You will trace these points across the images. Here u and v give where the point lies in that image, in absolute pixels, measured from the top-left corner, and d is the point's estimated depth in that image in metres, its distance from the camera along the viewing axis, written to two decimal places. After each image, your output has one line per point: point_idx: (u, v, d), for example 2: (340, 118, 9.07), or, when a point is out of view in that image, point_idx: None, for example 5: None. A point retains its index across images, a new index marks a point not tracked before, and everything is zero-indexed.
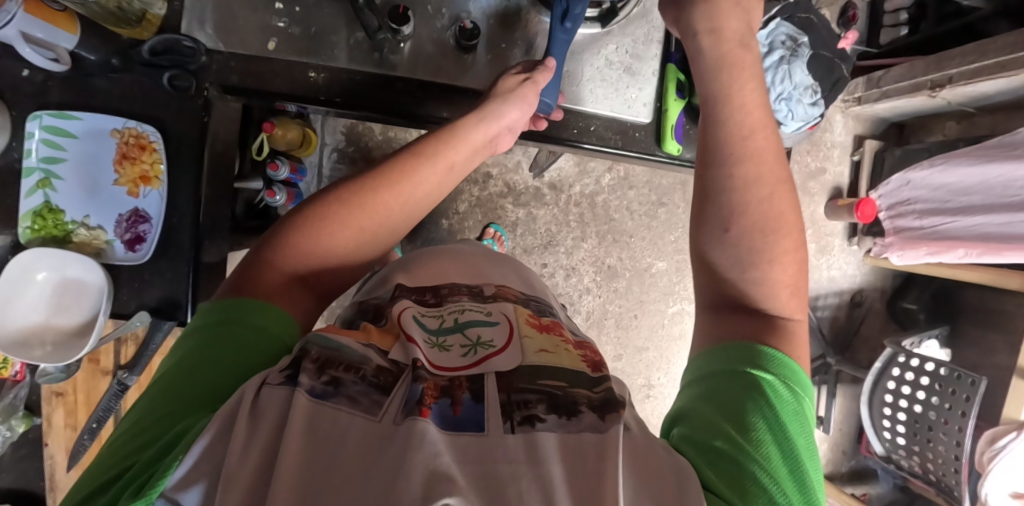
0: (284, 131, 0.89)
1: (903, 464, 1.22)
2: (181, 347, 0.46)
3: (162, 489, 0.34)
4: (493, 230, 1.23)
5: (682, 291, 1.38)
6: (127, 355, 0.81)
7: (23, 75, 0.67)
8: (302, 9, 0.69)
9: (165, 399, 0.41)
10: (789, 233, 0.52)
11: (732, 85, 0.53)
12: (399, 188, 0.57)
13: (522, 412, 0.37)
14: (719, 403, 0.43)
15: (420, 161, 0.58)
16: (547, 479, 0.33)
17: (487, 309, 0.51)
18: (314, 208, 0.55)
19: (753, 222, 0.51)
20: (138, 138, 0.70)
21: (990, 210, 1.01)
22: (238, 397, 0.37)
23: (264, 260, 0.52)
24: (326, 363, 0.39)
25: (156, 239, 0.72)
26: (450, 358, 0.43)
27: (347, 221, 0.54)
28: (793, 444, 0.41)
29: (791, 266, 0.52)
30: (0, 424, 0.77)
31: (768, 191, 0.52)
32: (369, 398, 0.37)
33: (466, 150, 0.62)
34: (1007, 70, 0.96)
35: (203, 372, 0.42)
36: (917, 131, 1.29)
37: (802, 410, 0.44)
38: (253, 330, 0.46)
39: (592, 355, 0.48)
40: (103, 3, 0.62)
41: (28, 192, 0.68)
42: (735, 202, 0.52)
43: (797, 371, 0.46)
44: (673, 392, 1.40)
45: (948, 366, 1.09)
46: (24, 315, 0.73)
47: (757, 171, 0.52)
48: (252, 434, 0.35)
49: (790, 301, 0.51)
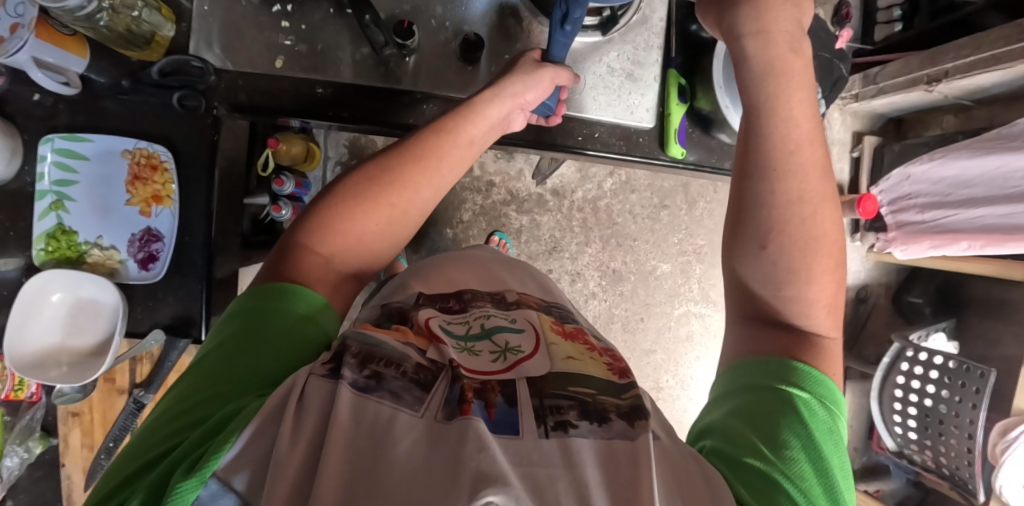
0: (289, 146, 0.90)
1: (916, 458, 1.21)
2: (225, 332, 0.47)
3: (213, 468, 0.35)
4: (497, 238, 1.20)
5: (688, 293, 1.38)
6: (143, 373, 0.81)
7: (33, 99, 0.69)
8: (308, 27, 0.70)
9: (217, 381, 0.43)
10: (829, 253, 0.50)
11: (779, 96, 0.49)
12: (425, 164, 0.59)
13: (555, 417, 0.38)
14: (753, 420, 0.44)
15: (443, 138, 0.61)
16: (583, 484, 0.34)
17: (511, 316, 0.53)
18: (346, 190, 0.57)
19: (793, 241, 0.50)
20: (149, 158, 0.71)
21: (992, 202, 1.02)
22: (290, 386, 0.38)
23: (303, 244, 0.54)
24: (366, 358, 0.40)
25: (169, 256, 0.73)
26: (481, 362, 0.44)
27: (378, 202, 0.57)
28: (828, 464, 0.42)
29: (833, 279, 0.51)
30: (17, 446, 0.77)
31: (812, 210, 0.50)
32: (410, 394, 0.37)
33: (484, 126, 0.64)
34: (1002, 62, 0.97)
35: (250, 361, 0.44)
36: (915, 125, 1.30)
37: (838, 430, 0.44)
38: (294, 318, 0.48)
39: (618, 362, 0.50)
40: (113, 26, 0.63)
41: (42, 215, 0.70)
42: (775, 221, 0.50)
43: (832, 389, 0.47)
44: (683, 394, 1.40)
45: (956, 359, 1.10)
46: (38, 337, 0.73)
47: (801, 189, 0.49)
48: (298, 425, 0.35)
49: (828, 319, 0.51)
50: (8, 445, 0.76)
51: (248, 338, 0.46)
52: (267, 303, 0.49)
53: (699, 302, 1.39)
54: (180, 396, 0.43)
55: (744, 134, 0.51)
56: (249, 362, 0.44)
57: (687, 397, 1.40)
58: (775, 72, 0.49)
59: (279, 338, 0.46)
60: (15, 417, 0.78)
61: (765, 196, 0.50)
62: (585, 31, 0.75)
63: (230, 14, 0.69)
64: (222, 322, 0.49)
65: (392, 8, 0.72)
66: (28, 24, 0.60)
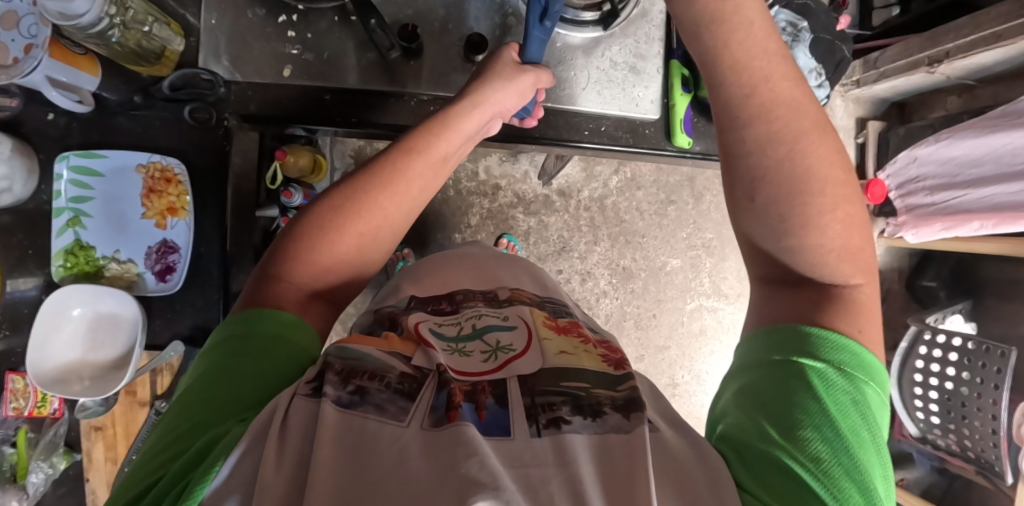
0: (295, 158, 0.84)
1: (940, 443, 1.18)
2: (208, 358, 0.46)
3: (197, 500, 0.34)
4: (506, 241, 1.23)
5: (699, 287, 1.38)
6: (163, 385, 0.81)
7: (48, 119, 0.71)
8: (314, 35, 0.71)
9: (195, 409, 0.41)
10: (832, 189, 0.48)
11: (730, 38, 0.46)
12: (394, 187, 0.56)
13: (547, 414, 0.38)
14: (764, 400, 0.43)
15: (411, 157, 0.57)
16: (577, 479, 0.34)
17: (503, 314, 0.53)
18: (312, 219, 0.54)
19: (780, 188, 0.47)
20: (163, 171, 0.73)
21: (1001, 180, 1.01)
22: (268, 416, 0.37)
23: (273, 276, 0.51)
24: (350, 374, 0.39)
25: (187, 267, 0.74)
26: (471, 363, 0.44)
27: (347, 229, 0.53)
28: (847, 437, 0.40)
29: (839, 214, 0.48)
30: (42, 462, 0.78)
31: (790, 148, 0.47)
32: (395, 405, 0.37)
33: (458, 139, 0.61)
34: (1003, 39, 0.97)
35: (232, 384, 0.42)
36: (919, 108, 1.30)
37: (862, 396, 0.42)
38: (276, 341, 0.46)
39: (612, 353, 0.49)
40: (124, 42, 0.64)
41: (60, 232, 0.71)
42: (756, 169, 0.48)
43: (857, 353, 0.44)
44: (699, 390, 1.39)
45: (975, 339, 1.09)
46: (60, 354, 0.73)
47: (772, 129, 0.47)
48: (282, 446, 0.35)
49: (841, 265, 0.48)
50: (34, 461, 0.77)
51: (230, 363, 0.44)
52: (250, 327, 0.47)
53: (711, 296, 1.39)
54: (164, 429, 0.41)
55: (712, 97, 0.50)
56: (231, 384, 0.42)
57: (703, 392, 1.39)
58: (771, 41, 0.48)
59: (261, 359, 0.44)
60: (39, 433, 0.78)
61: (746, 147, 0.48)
62: (586, 26, 0.75)
63: (237, 25, 0.70)
64: (206, 351, 0.47)
65: (396, 13, 0.73)
66: (42, 44, 0.61)
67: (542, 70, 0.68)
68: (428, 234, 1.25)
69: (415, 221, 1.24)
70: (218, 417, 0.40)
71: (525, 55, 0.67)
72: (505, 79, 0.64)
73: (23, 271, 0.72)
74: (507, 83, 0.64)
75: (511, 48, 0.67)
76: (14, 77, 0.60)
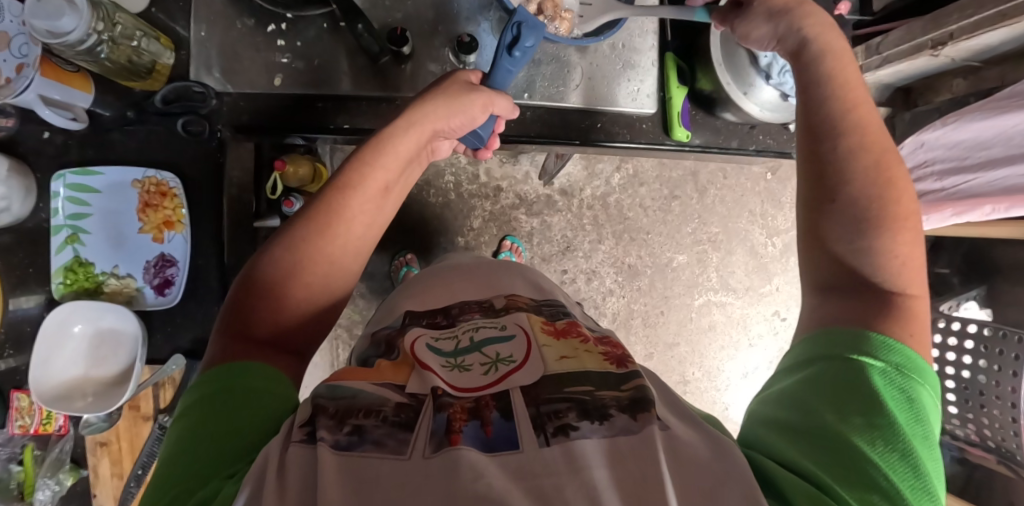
0: (296, 168, 0.82)
1: (959, 433, 1.17)
2: (186, 418, 0.45)
3: None
4: (509, 243, 1.23)
5: (706, 283, 1.36)
6: (166, 398, 0.82)
7: (44, 138, 0.72)
8: (304, 44, 0.71)
9: (178, 475, 0.40)
10: (900, 201, 0.48)
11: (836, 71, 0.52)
12: (334, 232, 0.54)
13: (555, 423, 0.37)
14: (825, 393, 0.42)
15: (349, 195, 0.55)
16: (591, 485, 0.33)
17: (500, 323, 0.52)
18: (253, 278, 0.52)
19: (860, 191, 0.48)
20: (158, 186, 0.73)
21: (1012, 160, 0.99)
22: (263, 460, 0.37)
23: (234, 336, 0.51)
24: (346, 413, 0.39)
25: (184, 280, 0.75)
26: (472, 377, 0.44)
27: (294, 283, 0.52)
28: (903, 430, 0.39)
29: (908, 223, 0.48)
30: (49, 479, 0.79)
31: (875, 158, 0.49)
32: (395, 438, 0.36)
33: (396, 163, 0.59)
34: (1007, 19, 0.95)
35: (214, 443, 0.42)
36: (924, 92, 1.28)
37: (917, 396, 0.42)
38: (256, 391, 0.46)
39: (613, 351, 0.49)
40: (115, 58, 0.64)
41: (59, 249, 0.72)
42: (843, 173, 0.49)
43: (912, 357, 0.43)
44: (710, 385, 1.37)
45: (991, 325, 1.08)
46: (63, 371, 0.73)
47: (860, 142, 0.49)
48: (283, 490, 0.34)
49: (907, 275, 0.47)
50: (40, 478, 0.78)
51: (214, 417, 0.43)
52: (228, 382, 0.46)
53: (719, 291, 1.37)
54: (153, 492, 0.41)
55: (802, 110, 0.53)
56: (210, 444, 0.42)
57: (714, 389, 1.37)
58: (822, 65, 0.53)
59: (245, 409, 0.44)
60: (46, 450, 0.80)
61: (836, 148, 0.49)
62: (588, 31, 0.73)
63: (227, 38, 0.70)
64: (180, 412, 0.46)
65: (384, 17, 0.72)
66: (33, 63, 0.62)
67: (498, 95, 0.65)
68: (429, 239, 1.24)
69: (417, 226, 1.23)
70: (210, 474, 0.40)
71: (490, 80, 0.66)
72: (456, 94, 0.62)
73: (25, 289, 0.72)
74: (458, 99, 0.62)
75: (472, 73, 0.66)
76: (8, 96, 0.62)
